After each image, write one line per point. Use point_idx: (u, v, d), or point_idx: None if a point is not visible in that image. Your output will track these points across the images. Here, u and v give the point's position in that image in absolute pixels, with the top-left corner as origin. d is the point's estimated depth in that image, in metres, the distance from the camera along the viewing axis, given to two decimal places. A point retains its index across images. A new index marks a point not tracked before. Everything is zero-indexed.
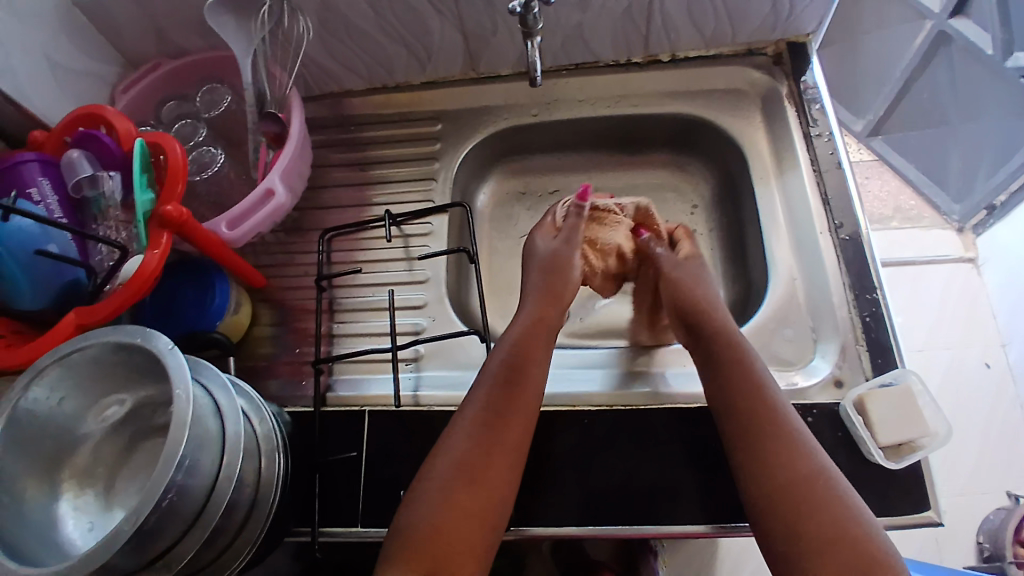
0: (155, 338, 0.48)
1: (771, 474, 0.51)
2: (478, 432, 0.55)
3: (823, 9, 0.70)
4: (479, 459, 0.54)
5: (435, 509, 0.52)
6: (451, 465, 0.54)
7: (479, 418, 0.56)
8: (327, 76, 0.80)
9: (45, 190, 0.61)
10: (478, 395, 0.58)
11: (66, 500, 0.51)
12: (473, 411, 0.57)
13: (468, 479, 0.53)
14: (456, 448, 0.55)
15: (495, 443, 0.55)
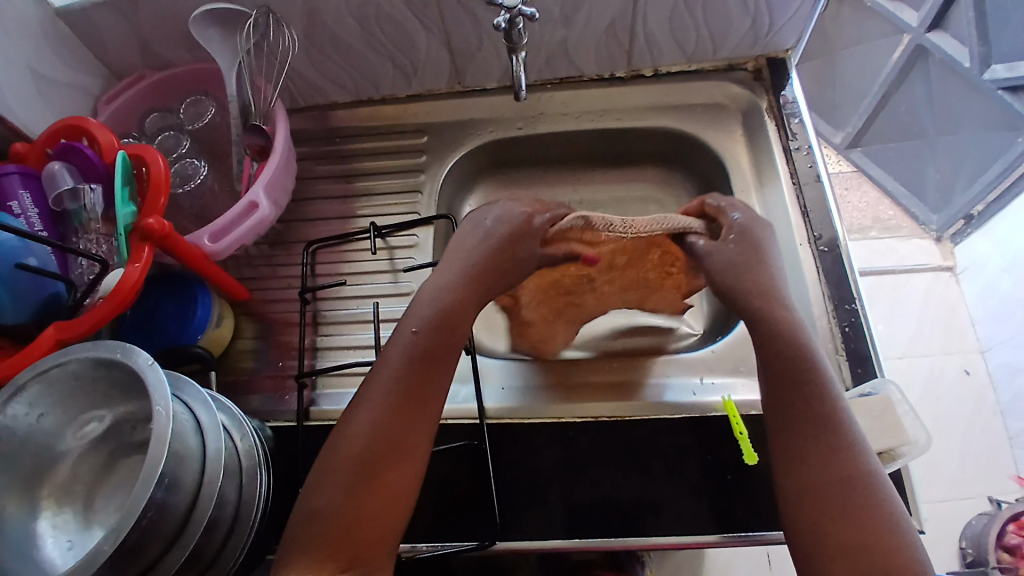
0: (135, 354, 0.47)
1: (811, 483, 0.48)
2: (390, 407, 0.50)
3: (802, 25, 0.71)
4: (390, 437, 0.49)
5: (342, 494, 0.47)
6: (359, 442, 0.49)
7: (388, 390, 0.51)
8: (313, 89, 0.80)
9: (26, 203, 0.61)
10: (388, 363, 0.52)
11: (45, 519, 0.50)
12: (382, 382, 0.51)
13: (379, 458, 0.49)
14: (363, 425, 0.49)
15: (410, 419, 0.50)
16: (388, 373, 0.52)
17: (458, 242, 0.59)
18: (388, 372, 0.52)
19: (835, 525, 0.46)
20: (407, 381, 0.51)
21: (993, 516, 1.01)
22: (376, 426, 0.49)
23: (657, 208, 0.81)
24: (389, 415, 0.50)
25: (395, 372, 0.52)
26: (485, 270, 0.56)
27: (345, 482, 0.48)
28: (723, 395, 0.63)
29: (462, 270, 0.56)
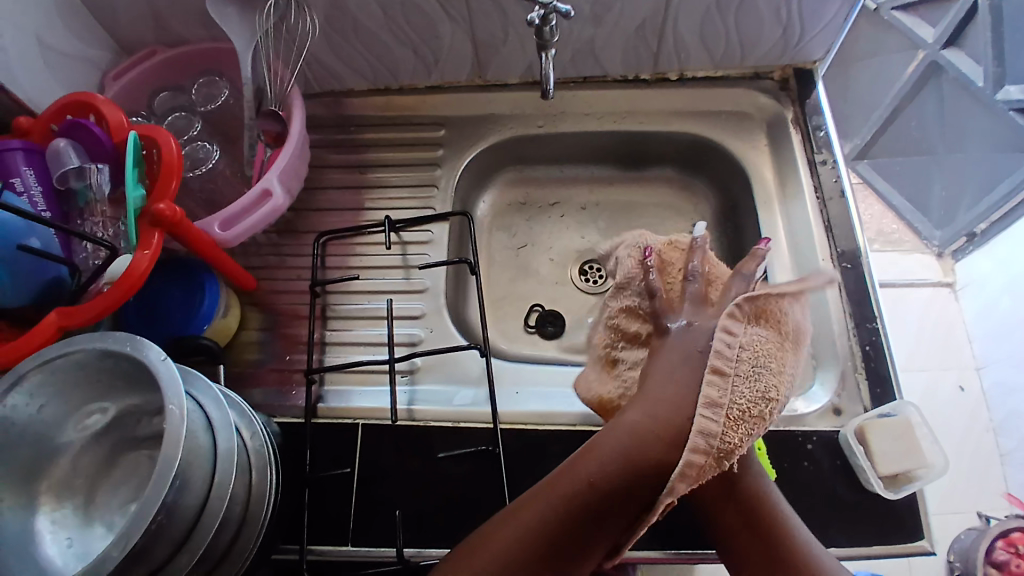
0: (145, 348, 0.45)
1: (733, 516, 0.53)
2: (609, 488, 0.49)
3: (832, 38, 0.71)
4: (599, 513, 0.49)
5: (508, 558, 0.48)
6: (541, 519, 0.48)
7: (604, 479, 0.49)
8: (329, 75, 0.77)
9: (29, 181, 0.58)
10: (646, 428, 0.49)
11: (44, 515, 0.49)
12: (605, 463, 0.49)
13: (570, 535, 0.48)
14: (552, 501, 0.49)
15: (635, 501, 0.49)
16: (629, 444, 0.49)
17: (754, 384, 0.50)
18: (621, 449, 0.49)
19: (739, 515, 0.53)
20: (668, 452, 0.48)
21: (981, 533, 0.98)
22: (567, 505, 0.49)
23: (675, 215, 0.81)
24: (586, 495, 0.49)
25: (651, 444, 0.49)
26: (759, 397, 0.50)
27: (517, 550, 0.48)
28: None
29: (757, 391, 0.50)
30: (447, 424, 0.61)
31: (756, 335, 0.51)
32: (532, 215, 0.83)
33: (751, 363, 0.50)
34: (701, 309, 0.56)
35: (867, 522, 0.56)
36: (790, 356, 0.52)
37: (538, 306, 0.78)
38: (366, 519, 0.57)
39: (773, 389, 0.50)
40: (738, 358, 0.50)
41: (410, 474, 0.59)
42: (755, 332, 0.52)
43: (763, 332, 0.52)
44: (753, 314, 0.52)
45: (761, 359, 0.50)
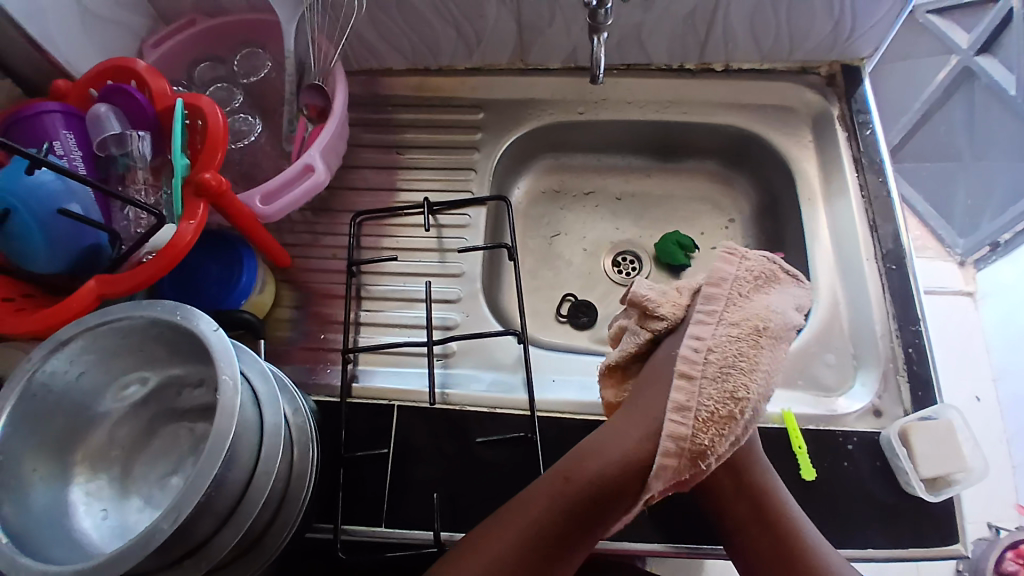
0: (196, 317, 0.44)
1: (746, 512, 0.55)
2: (594, 485, 0.51)
3: (882, 35, 0.70)
4: (590, 506, 0.51)
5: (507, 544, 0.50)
6: (537, 514, 0.51)
7: (591, 478, 0.51)
8: (369, 52, 0.76)
9: (69, 144, 0.57)
10: (626, 433, 0.53)
11: (78, 486, 0.48)
12: (590, 463, 0.52)
13: (563, 526, 0.51)
14: (543, 499, 0.51)
15: (619, 499, 0.52)
16: (608, 445, 0.53)
17: (718, 385, 0.52)
18: (602, 449, 0.52)
19: (755, 514, 0.55)
20: (643, 452, 0.52)
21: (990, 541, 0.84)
22: (558, 499, 0.51)
23: (712, 209, 0.80)
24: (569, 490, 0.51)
25: (626, 445, 0.52)
26: (724, 401, 0.51)
27: (516, 541, 0.50)
28: (783, 407, 0.61)
29: (721, 391, 0.51)
30: (483, 409, 0.61)
31: (728, 338, 0.53)
32: (566, 204, 0.82)
33: (719, 365, 0.52)
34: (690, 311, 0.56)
35: (905, 522, 0.56)
36: (765, 351, 0.53)
37: (571, 296, 0.77)
38: (402, 501, 0.57)
39: (743, 390, 0.52)
40: (706, 361, 0.52)
41: (444, 459, 0.58)
42: (724, 336, 0.53)
43: (734, 331, 0.53)
44: (721, 317, 0.54)
45: (733, 358, 0.52)
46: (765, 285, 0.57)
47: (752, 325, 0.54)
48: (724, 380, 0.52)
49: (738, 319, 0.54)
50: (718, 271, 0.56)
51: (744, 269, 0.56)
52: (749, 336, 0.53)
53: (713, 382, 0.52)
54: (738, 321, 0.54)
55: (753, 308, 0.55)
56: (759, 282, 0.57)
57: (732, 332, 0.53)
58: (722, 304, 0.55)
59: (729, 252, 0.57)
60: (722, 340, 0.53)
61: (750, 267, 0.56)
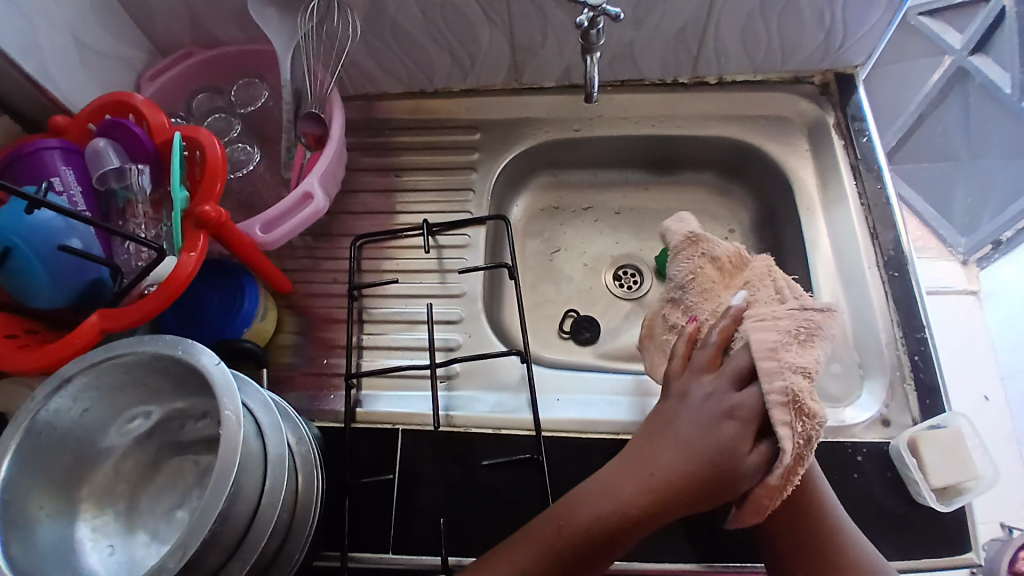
0: (198, 351, 0.44)
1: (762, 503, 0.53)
2: (587, 538, 0.48)
3: (874, 43, 0.70)
4: (580, 559, 0.48)
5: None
6: (524, 566, 0.48)
7: (583, 532, 0.48)
8: (364, 77, 0.77)
9: (69, 180, 0.57)
10: (621, 488, 0.50)
11: (84, 523, 0.48)
12: (583, 515, 0.49)
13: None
14: (532, 548, 0.48)
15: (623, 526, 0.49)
16: (602, 499, 0.49)
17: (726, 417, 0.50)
18: (596, 502, 0.49)
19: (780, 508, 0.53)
20: (638, 510, 0.49)
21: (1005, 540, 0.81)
22: (548, 550, 0.48)
23: (711, 220, 0.80)
24: (561, 541, 0.48)
25: (620, 499, 0.49)
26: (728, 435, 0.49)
27: None
28: None
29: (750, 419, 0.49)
30: (488, 431, 0.61)
31: (784, 407, 0.48)
32: (565, 220, 0.82)
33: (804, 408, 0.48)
34: (699, 378, 0.53)
35: (917, 532, 0.55)
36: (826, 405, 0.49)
37: (573, 312, 0.77)
38: (409, 527, 0.56)
39: (809, 430, 0.48)
40: (790, 403, 0.48)
41: (449, 482, 0.58)
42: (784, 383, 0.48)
43: (798, 380, 0.49)
44: (788, 361, 0.49)
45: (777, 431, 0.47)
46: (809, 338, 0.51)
47: (795, 391, 0.48)
48: (777, 419, 0.48)
49: (778, 391, 0.48)
50: (756, 340, 0.51)
51: (784, 328, 0.51)
52: (796, 410, 0.48)
53: (714, 445, 0.49)
54: (777, 393, 0.48)
55: (799, 361, 0.50)
56: (798, 334, 0.51)
57: (776, 408, 0.48)
58: (769, 373, 0.49)
59: (758, 318, 0.52)
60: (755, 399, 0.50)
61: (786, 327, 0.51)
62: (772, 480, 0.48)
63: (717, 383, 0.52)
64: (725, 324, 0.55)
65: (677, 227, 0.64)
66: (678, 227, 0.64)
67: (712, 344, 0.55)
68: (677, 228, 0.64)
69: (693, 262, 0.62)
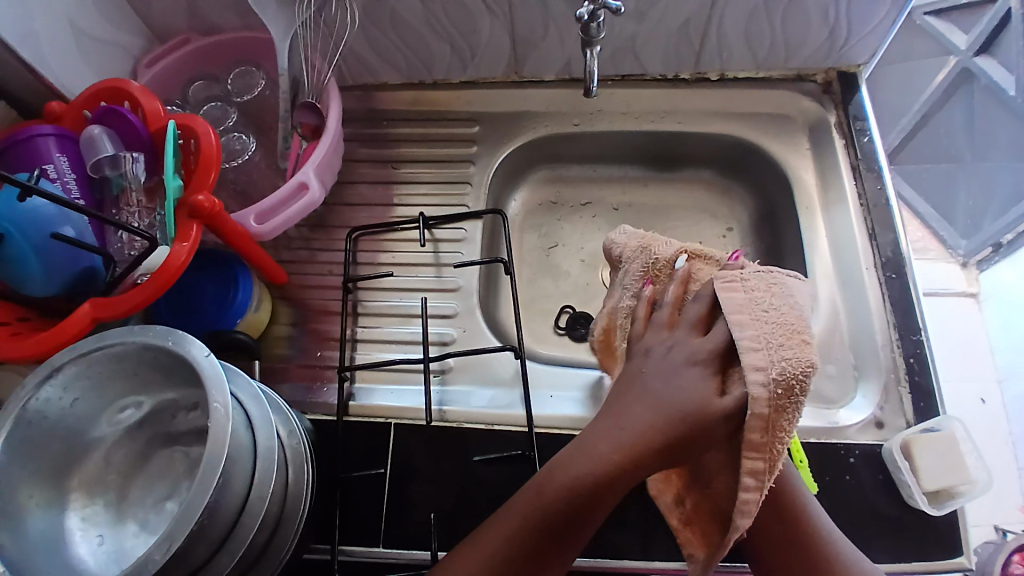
0: (188, 343, 0.44)
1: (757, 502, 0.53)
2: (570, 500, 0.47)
3: (878, 42, 0.69)
4: (566, 522, 0.47)
5: (495, 554, 0.46)
6: (508, 535, 0.47)
7: (564, 495, 0.47)
8: (363, 67, 0.76)
9: (62, 167, 0.56)
10: (601, 447, 0.49)
11: (73, 512, 0.48)
12: (563, 477, 0.48)
13: (537, 544, 0.46)
14: (516, 517, 0.47)
15: (606, 492, 0.47)
16: (581, 460, 0.48)
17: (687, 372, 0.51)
18: (574, 462, 0.48)
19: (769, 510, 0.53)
20: (618, 466, 0.48)
21: (996, 544, 0.81)
22: (531, 518, 0.47)
23: (709, 218, 0.80)
24: (544, 505, 0.47)
25: (598, 458, 0.48)
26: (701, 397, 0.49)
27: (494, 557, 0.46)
28: None
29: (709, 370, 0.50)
30: (481, 426, 0.60)
31: (758, 353, 0.48)
32: (563, 215, 0.82)
33: (778, 347, 0.47)
34: (661, 335, 0.55)
35: (908, 535, 0.55)
36: (810, 350, 0.48)
37: (569, 308, 0.76)
38: (401, 521, 0.56)
39: (793, 373, 0.46)
40: (763, 347, 0.48)
41: (442, 476, 0.58)
42: (744, 326, 0.49)
43: (771, 327, 0.48)
44: (759, 312, 0.49)
45: (749, 377, 0.47)
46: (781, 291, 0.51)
47: (766, 337, 0.48)
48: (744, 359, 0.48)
49: (749, 337, 0.49)
50: (723, 299, 0.52)
51: (752, 284, 0.51)
52: (771, 352, 0.47)
53: (683, 398, 0.49)
54: (749, 339, 0.48)
55: (771, 310, 0.49)
56: (767, 290, 0.51)
57: (750, 353, 0.48)
58: (738, 324, 0.50)
59: (727, 280, 0.53)
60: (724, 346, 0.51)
61: (751, 282, 0.51)
62: (755, 436, 0.47)
63: (677, 336, 0.53)
64: (676, 285, 0.58)
65: (622, 240, 0.63)
66: (621, 238, 0.63)
67: (668, 305, 0.57)
68: (621, 240, 0.63)
69: (645, 270, 0.60)
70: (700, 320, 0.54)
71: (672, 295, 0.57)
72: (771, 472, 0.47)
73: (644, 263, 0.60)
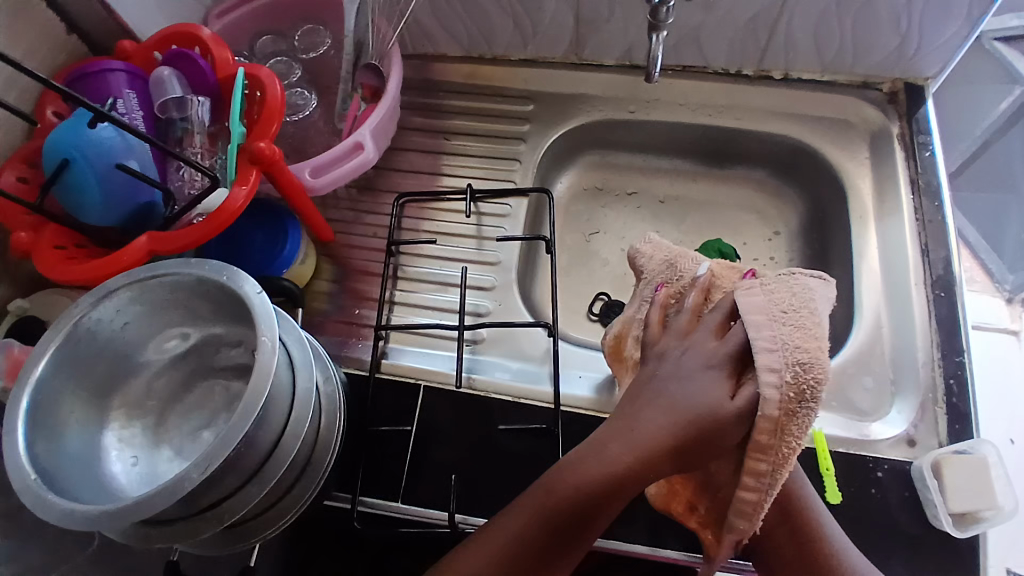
0: (241, 279, 0.46)
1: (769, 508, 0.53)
2: (575, 497, 0.47)
3: (948, 56, 0.67)
4: (572, 524, 0.46)
5: (497, 552, 0.46)
6: (513, 532, 0.46)
7: (572, 496, 0.47)
8: (426, 38, 0.77)
9: (131, 103, 0.59)
10: (610, 448, 0.48)
11: (112, 431, 0.50)
12: (572, 478, 0.47)
13: (542, 544, 0.46)
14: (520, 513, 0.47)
15: (615, 495, 0.47)
16: (590, 458, 0.48)
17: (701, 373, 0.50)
18: (586, 466, 0.48)
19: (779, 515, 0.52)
20: (626, 468, 0.47)
21: None
22: (537, 514, 0.47)
23: (758, 219, 0.79)
24: (550, 505, 0.47)
25: (614, 463, 0.48)
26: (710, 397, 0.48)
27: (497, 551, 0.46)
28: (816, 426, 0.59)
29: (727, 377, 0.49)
30: (507, 398, 0.61)
31: (772, 353, 0.46)
32: (607, 202, 0.81)
33: (796, 350, 0.46)
34: (677, 341, 0.53)
35: (926, 556, 0.54)
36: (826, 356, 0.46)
37: (603, 295, 0.76)
38: (423, 481, 0.57)
39: (810, 377, 0.45)
40: (781, 350, 0.46)
41: (467, 443, 0.59)
42: (760, 327, 0.48)
43: (785, 329, 0.47)
44: (778, 314, 0.48)
45: (764, 379, 0.46)
46: (800, 295, 0.49)
47: (785, 340, 0.46)
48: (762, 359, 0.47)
49: (766, 338, 0.47)
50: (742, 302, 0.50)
51: (767, 287, 0.50)
52: (788, 356, 0.46)
53: (698, 397, 0.49)
54: (766, 339, 0.47)
55: (791, 318, 0.47)
56: (787, 295, 0.49)
57: (764, 353, 0.47)
58: (754, 325, 0.48)
59: (745, 287, 0.51)
60: (743, 344, 0.50)
61: (769, 286, 0.50)
62: (761, 436, 0.46)
63: (694, 340, 0.52)
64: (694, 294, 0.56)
65: (648, 248, 0.60)
66: (648, 248, 0.60)
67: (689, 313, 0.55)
68: (648, 248, 0.60)
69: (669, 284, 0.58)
70: (718, 325, 0.52)
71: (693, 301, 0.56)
72: (776, 475, 0.47)
73: (668, 277, 0.59)
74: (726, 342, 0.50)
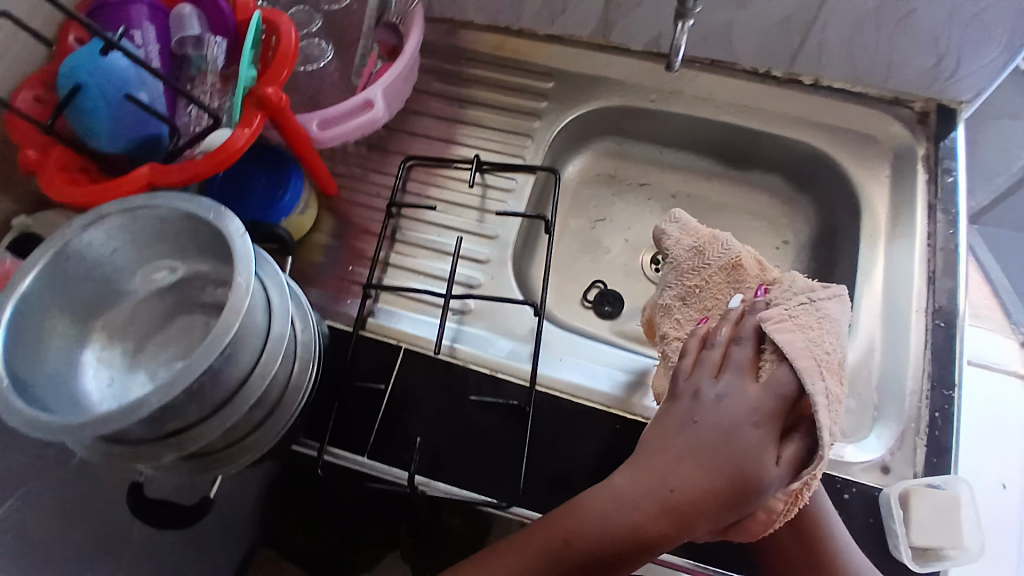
0: (227, 219, 0.46)
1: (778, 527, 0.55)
2: (594, 556, 0.47)
3: (985, 80, 0.65)
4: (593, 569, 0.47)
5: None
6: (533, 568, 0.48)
7: (591, 543, 0.47)
8: (454, 2, 0.76)
9: (148, 36, 0.59)
10: (633, 497, 0.48)
11: (93, 351, 0.51)
12: (590, 524, 0.48)
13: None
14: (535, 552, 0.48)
15: (640, 547, 0.47)
16: (616, 509, 0.48)
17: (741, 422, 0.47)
18: (603, 509, 0.48)
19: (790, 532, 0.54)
20: (659, 532, 0.47)
21: None
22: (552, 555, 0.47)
23: (768, 227, 0.77)
24: (568, 554, 0.47)
25: (634, 513, 0.47)
26: (740, 448, 0.46)
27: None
28: None
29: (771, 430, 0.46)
30: (484, 370, 0.62)
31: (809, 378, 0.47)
32: (617, 190, 0.81)
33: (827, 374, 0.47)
34: (710, 377, 0.50)
35: None
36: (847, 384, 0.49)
37: (600, 283, 0.76)
38: (388, 440, 0.58)
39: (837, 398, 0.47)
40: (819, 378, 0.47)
41: (436, 408, 0.59)
42: (795, 359, 0.47)
43: (817, 354, 0.48)
44: (811, 340, 0.48)
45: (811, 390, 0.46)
46: (822, 323, 0.49)
47: (823, 367, 0.47)
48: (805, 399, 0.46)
49: (807, 365, 0.47)
50: (780, 339, 0.48)
51: (793, 313, 0.50)
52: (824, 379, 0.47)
53: (738, 449, 0.46)
54: (806, 363, 0.47)
55: (822, 348, 0.48)
56: (818, 328, 0.49)
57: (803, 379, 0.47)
58: (806, 370, 0.47)
59: (774, 317, 0.50)
60: (787, 394, 0.47)
61: (795, 312, 0.50)
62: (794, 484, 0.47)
63: (728, 381, 0.49)
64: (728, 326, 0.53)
65: (675, 231, 0.63)
66: (675, 230, 0.63)
67: (721, 347, 0.52)
68: (674, 231, 0.63)
69: (695, 273, 0.61)
70: (751, 363, 0.49)
71: (725, 332, 0.52)
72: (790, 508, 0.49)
73: (694, 266, 0.61)
74: (770, 391, 0.47)
